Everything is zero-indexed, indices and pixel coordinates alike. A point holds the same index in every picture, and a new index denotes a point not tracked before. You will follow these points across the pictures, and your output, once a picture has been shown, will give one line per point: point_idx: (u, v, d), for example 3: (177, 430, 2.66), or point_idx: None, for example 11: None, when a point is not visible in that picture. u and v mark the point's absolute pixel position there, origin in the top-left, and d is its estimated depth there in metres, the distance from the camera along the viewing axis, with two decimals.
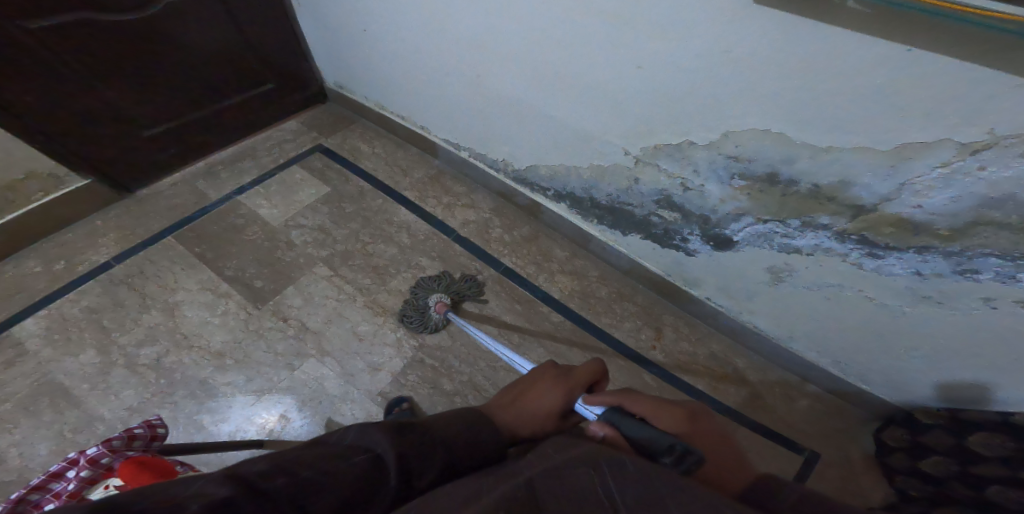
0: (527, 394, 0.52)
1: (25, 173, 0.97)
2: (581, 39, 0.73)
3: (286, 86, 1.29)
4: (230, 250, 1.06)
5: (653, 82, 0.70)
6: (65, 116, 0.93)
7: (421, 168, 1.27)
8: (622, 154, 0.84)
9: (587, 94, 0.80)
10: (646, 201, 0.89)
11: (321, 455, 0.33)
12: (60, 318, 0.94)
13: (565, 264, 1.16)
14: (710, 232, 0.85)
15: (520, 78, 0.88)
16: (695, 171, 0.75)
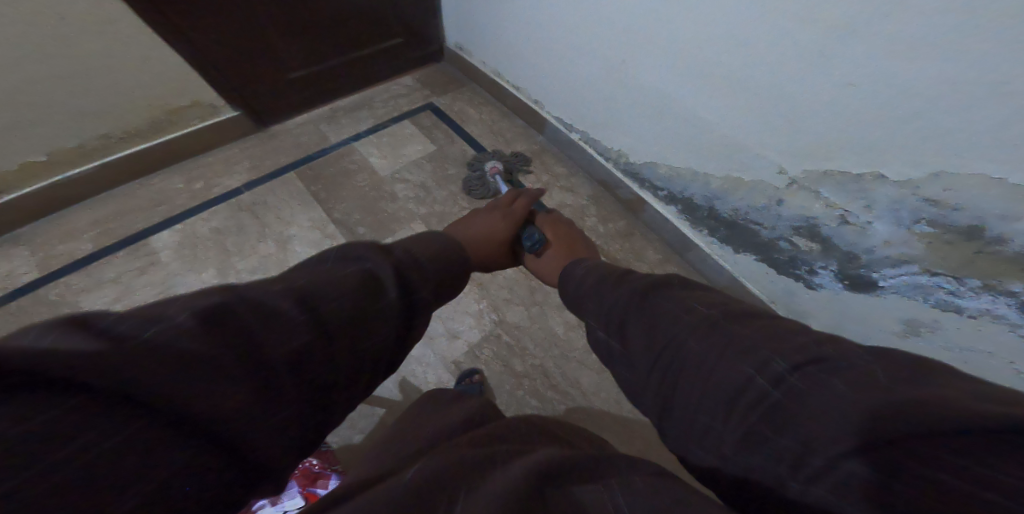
0: (471, 223, 0.79)
1: (190, 101, 1.03)
2: (782, 46, 0.66)
3: (412, 41, 1.27)
4: (340, 194, 1.09)
5: (851, 107, 0.63)
6: (226, 44, 0.97)
7: (525, 141, 1.24)
8: (775, 172, 0.78)
9: (761, 101, 0.74)
10: (780, 225, 0.83)
11: (332, 273, 0.42)
12: (191, 233, 1.01)
13: (656, 266, 1.11)
14: (850, 272, 0.78)
15: (681, 73, 0.82)
16: (868, 207, 0.68)
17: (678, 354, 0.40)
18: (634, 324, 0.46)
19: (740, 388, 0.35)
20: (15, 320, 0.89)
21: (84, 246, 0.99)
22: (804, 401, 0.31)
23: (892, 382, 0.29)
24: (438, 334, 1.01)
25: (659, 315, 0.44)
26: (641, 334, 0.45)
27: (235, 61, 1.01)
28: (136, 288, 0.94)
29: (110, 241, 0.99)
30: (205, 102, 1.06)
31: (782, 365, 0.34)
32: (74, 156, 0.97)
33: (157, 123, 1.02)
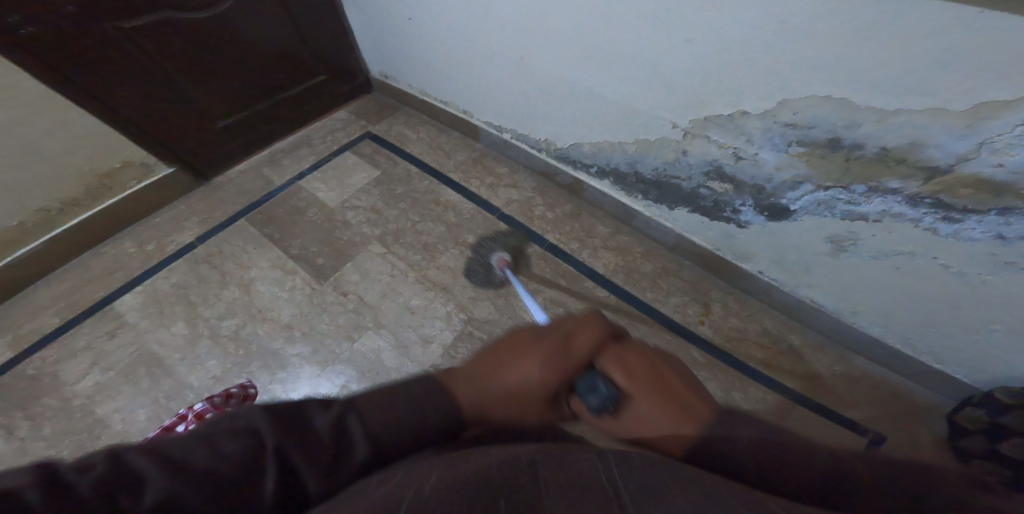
0: (497, 371, 0.44)
1: (121, 161, 1.08)
2: (631, 18, 0.75)
3: (336, 77, 1.35)
4: (295, 231, 1.14)
5: (701, 56, 0.72)
6: (150, 107, 1.03)
7: (463, 150, 1.31)
8: (670, 128, 0.86)
9: (635, 69, 0.82)
10: (694, 174, 0.91)
11: (188, 439, 0.31)
12: (153, 292, 1.05)
13: (608, 240, 1.18)
14: (764, 203, 0.85)
15: (566, 58, 0.90)
16: (750, 140, 0.76)
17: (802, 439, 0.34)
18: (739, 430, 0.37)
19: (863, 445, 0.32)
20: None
21: (49, 322, 1.01)
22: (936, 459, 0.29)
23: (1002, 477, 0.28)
24: (412, 342, 1.00)
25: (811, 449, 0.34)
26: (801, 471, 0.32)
27: (162, 118, 1.07)
28: (108, 354, 0.97)
29: (74, 314, 1.02)
30: (137, 161, 1.10)
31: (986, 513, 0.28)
32: (17, 234, 1.01)
33: (92, 190, 1.06)
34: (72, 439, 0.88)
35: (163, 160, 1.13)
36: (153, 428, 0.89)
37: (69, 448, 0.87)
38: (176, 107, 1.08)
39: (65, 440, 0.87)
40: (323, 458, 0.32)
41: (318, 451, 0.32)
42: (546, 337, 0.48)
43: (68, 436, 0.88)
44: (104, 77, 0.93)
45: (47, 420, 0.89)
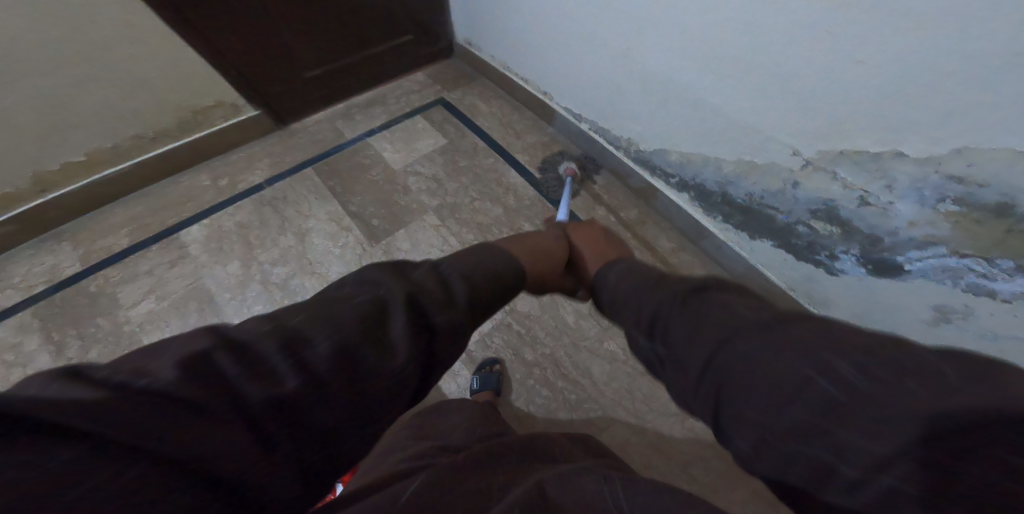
0: (522, 245, 0.68)
1: (215, 101, 1.10)
2: (786, 28, 0.68)
3: (423, 38, 1.31)
4: (356, 188, 1.13)
5: (866, 81, 0.63)
6: (248, 45, 1.04)
7: (535, 133, 1.26)
8: (789, 154, 0.79)
9: (773, 83, 0.74)
10: (797, 208, 0.83)
11: (322, 302, 0.39)
12: (217, 228, 1.08)
13: (669, 256, 1.11)
14: (873, 256, 0.77)
15: (692, 60, 0.84)
16: (889, 187, 0.68)
17: (720, 340, 0.40)
18: (644, 309, 0.50)
19: (756, 346, 0.37)
20: (52, 316, 0.97)
21: (119, 242, 1.06)
22: (780, 363, 0.34)
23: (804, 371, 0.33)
24: None
25: (705, 313, 0.43)
26: (682, 338, 0.43)
27: (250, 61, 1.07)
28: (167, 282, 1.01)
29: (142, 239, 1.07)
30: (228, 102, 1.12)
31: (846, 366, 0.31)
32: (108, 155, 1.05)
33: (184, 123, 1.10)
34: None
35: (253, 102, 1.15)
36: None
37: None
38: (270, 50, 1.08)
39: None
40: (433, 294, 0.43)
41: (425, 290, 0.43)
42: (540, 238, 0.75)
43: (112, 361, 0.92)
44: (206, 13, 0.93)
45: (95, 343, 0.94)
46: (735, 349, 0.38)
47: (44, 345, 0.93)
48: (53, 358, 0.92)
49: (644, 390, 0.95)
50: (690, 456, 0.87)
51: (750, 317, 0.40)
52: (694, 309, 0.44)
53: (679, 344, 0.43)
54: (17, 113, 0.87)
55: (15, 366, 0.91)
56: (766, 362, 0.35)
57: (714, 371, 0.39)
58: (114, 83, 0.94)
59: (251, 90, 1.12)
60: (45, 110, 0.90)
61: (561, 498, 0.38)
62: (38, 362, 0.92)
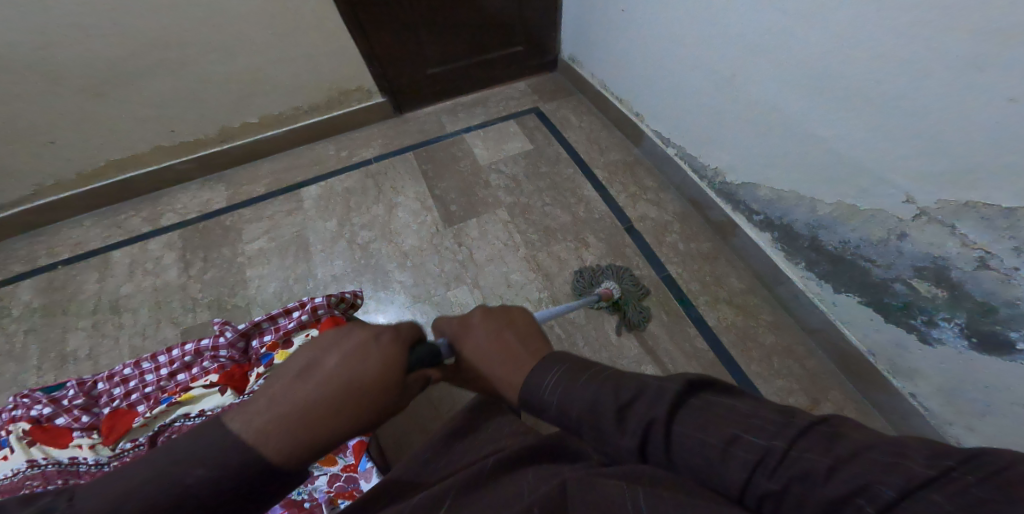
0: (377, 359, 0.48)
1: (356, 86, 1.31)
2: (920, 60, 0.65)
3: (533, 52, 1.42)
4: (444, 175, 1.25)
5: (1010, 124, 0.59)
6: (392, 40, 1.23)
7: (619, 152, 1.28)
8: (899, 201, 0.73)
9: (893, 119, 0.70)
10: (899, 264, 0.76)
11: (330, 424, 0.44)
12: (328, 190, 1.27)
13: (735, 295, 1.04)
14: (982, 328, 0.68)
15: (805, 90, 0.82)
16: (1018, 250, 0.61)
17: (735, 436, 0.39)
18: (618, 437, 0.43)
19: (771, 434, 0.38)
20: (192, 239, 1.22)
21: (255, 190, 1.31)
22: (800, 454, 0.36)
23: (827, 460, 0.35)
24: None
25: (712, 412, 0.41)
26: (691, 431, 0.41)
27: (389, 56, 1.26)
28: (279, 228, 1.22)
29: (273, 190, 1.30)
30: (366, 88, 1.33)
31: (888, 491, 0.32)
32: (271, 121, 1.31)
33: (330, 101, 1.32)
34: (219, 289, 1.13)
35: (381, 90, 1.35)
36: (277, 298, 1.10)
37: (213, 295, 1.12)
38: (404, 47, 1.26)
39: (214, 288, 1.13)
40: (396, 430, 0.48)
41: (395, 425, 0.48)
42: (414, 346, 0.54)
43: (220, 284, 1.13)
44: (371, 12, 1.14)
45: (213, 267, 1.16)
46: (752, 437, 0.38)
47: (176, 262, 1.18)
48: (181, 272, 1.16)
49: None
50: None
51: (753, 427, 0.39)
52: (683, 427, 0.41)
53: (683, 435, 0.41)
54: (217, 79, 1.15)
55: (150, 275, 1.16)
56: (787, 454, 0.36)
57: (755, 493, 0.37)
58: (285, 64, 1.18)
59: (380, 79, 1.31)
60: (235, 79, 1.17)
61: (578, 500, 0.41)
62: (167, 274, 1.16)
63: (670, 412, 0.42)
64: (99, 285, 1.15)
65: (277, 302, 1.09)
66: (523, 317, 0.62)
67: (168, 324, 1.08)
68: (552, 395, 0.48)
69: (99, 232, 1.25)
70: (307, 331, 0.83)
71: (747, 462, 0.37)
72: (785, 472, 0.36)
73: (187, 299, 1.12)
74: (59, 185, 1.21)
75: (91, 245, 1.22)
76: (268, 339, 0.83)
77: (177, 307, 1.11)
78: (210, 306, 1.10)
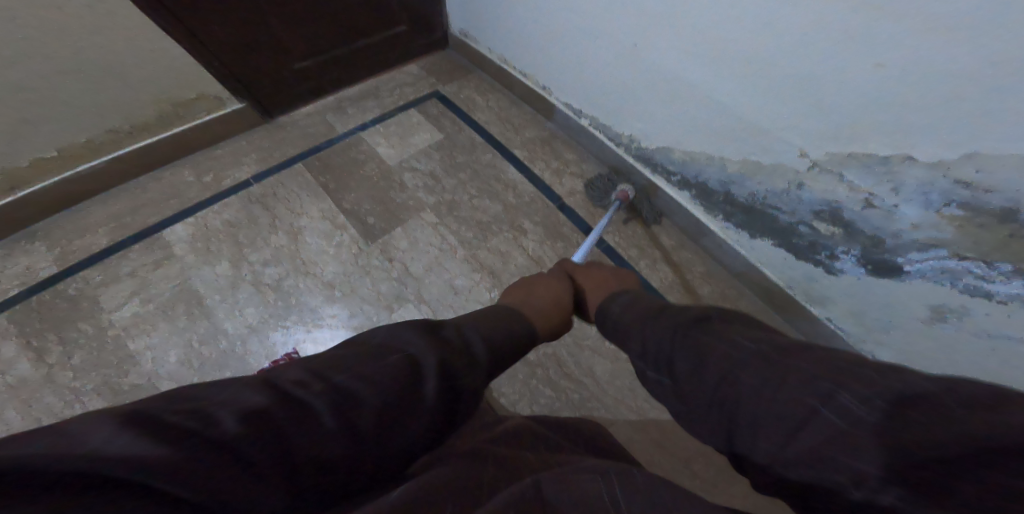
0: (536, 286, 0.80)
1: (197, 94, 1.05)
2: (799, 25, 0.67)
3: (417, 28, 1.26)
4: (350, 183, 1.09)
5: (878, 85, 0.64)
6: (241, 32, 0.99)
7: (533, 128, 1.23)
8: (796, 155, 0.80)
9: (783, 83, 0.75)
10: (802, 209, 0.85)
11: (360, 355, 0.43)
12: (204, 227, 1.03)
13: (670, 255, 1.13)
14: (875, 256, 0.80)
15: (699, 58, 0.84)
16: (896, 190, 0.70)
17: (712, 348, 0.44)
18: (649, 336, 0.52)
19: (750, 343, 0.42)
20: (25, 322, 0.91)
21: (98, 242, 1.01)
22: (759, 354, 0.40)
23: (782, 355, 0.39)
24: None
25: (700, 341, 0.46)
26: (684, 354, 0.46)
27: (234, 54, 1.01)
28: (152, 283, 0.96)
29: (126, 237, 1.01)
30: (210, 95, 1.07)
31: (846, 397, 0.32)
32: (83, 151, 0.99)
33: (163, 117, 1.04)
34: (100, 371, 0.87)
35: (239, 94, 1.10)
36: (180, 372, 0.88)
37: (97, 381, 0.86)
38: (259, 39, 1.03)
39: (92, 372, 0.87)
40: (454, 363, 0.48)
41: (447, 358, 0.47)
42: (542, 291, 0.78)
43: (97, 368, 0.87)
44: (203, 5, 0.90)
45: (76, 349, 0.89)
46: (724, 346, 0.43)
47: (24, 352, 0.88)
48: (36, 366, 0.86)
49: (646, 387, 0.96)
50: (693, 451, 0.89)
51: (741, 338, 0.43)
52: (699, 337, 0.46)
53: (674, 359, 0.47)
54: None
55: None
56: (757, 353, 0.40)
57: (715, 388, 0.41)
58: (90, 72, 0.88)
59: (236, 81, 1.07)
60: (18, 100, 0.84)
61: (556, 497, 0.34)
62: (1, 374, 0.86)
63: (689, 328, 0.48)
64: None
65: (181, 377, 0.88)
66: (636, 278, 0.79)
67: (49, 425, 0.82)
68: (615, 310, 0.64)
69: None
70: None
71: (712, 361, 0.43)
72: (740, 360, 0.40)
73: (65, 389, 0.85)
74: None
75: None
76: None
77: (55, 401, 0.84)
78: (101, 391, 0.85)
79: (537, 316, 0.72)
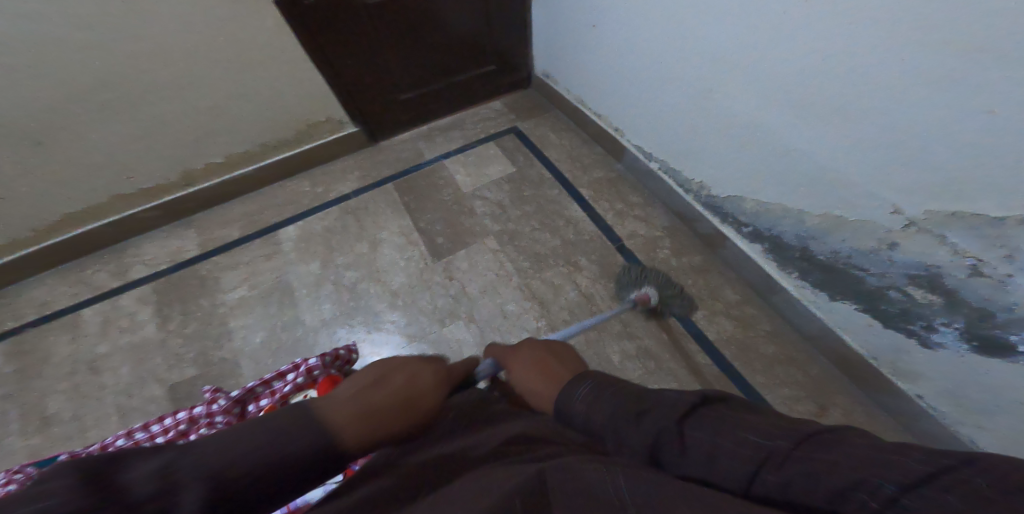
0: (410, 376, 0.55)
1: (326, 117, 1.26)
2: (894, 73, 0.65)
3: (504, 69, 1.39)
4: (427, 205, 1.22)
5: (989, 137, 0.59)
6: (359, 69, 1.18)
7: (603, 167, 1.27)
8: (887, 212, 0.74)
9: (874, 132, 0.70)
10: (892, 272, 0.77)
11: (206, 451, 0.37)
12: (306, 230, 1.22)
13: (732, 308, 1.07)
14: (982, 332, 0.70)
15: (780, 103, 0.81)
16: (1009, 256, 0.62)
17: (724, 422, 0.41)
18: (631, 433, 0.44)
19: (773, 429, 0.39)
20: (167, 291, 1.15)
21: (229, 234, 1.24)
22: (782, 438, 0.38)
23: (809, 440, 0.37)
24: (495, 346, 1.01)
25: (717, 422, 0.41)
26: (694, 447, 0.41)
27: (353, 88, 1.22)
28: (259, 273, 1.16)
29: (248, 233, 1.24)
30: (335, 119, 1.27)
31: (890, 487, 0.32)
32: (242, 158, 1.24)
33: (298, 134, 1.26)
34: (201, 343, 1.07)
35: (351, 120, 1.29)
36: (264, 351, 1.05)
37: (197, 350, 1.06)
38: (373, 76, 1.22)
39: (199, 341, 1.07)
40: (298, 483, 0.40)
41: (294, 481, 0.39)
42: (420, 382, 0.55)
43: (200, 339, 1.07)
44: (337, 43, 1.10)
45: (197, 318, 1.10)
46: (743, 424, 0.41)
47: (152, 317, 1.11)
48: (158, 328, 1.10)
49: None
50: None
51: (758, 423, 0.41)
52: (696, 432, 0.41)
53: (671, 447, 0.42)
54: (170, 120, 1.08)
55: (125, 333, 1.09)
56: (775, 432, 0.39)
57: (727, 468, 0.38)
58: (241, 97, 1.11)
59: (350, 110, 1.26)
60: (191, 117, 1.10)
61: (559, 483, 0.36)
62: (145, 330, 1.10)
63: (681, 423, 0.43)
64: (77, 345, 1.08)
65: (264, 355, 1.04)
66: (566, 348, 0.67)
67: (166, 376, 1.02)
68: (580, 406, 0.50)
69: (66, 289, 1.17)
70: (306, 392, 0.79)
71: (721, 432, 0.40)
72: (765, 446, 0.38)
73: (167, 356, 1.06)
74: (13, 243, 1.13)
75: (57, 305, 1.14)
76: (265, 402, 0.79)
77: (164, 362, 1.05)
78: (195, 361, 1.05)
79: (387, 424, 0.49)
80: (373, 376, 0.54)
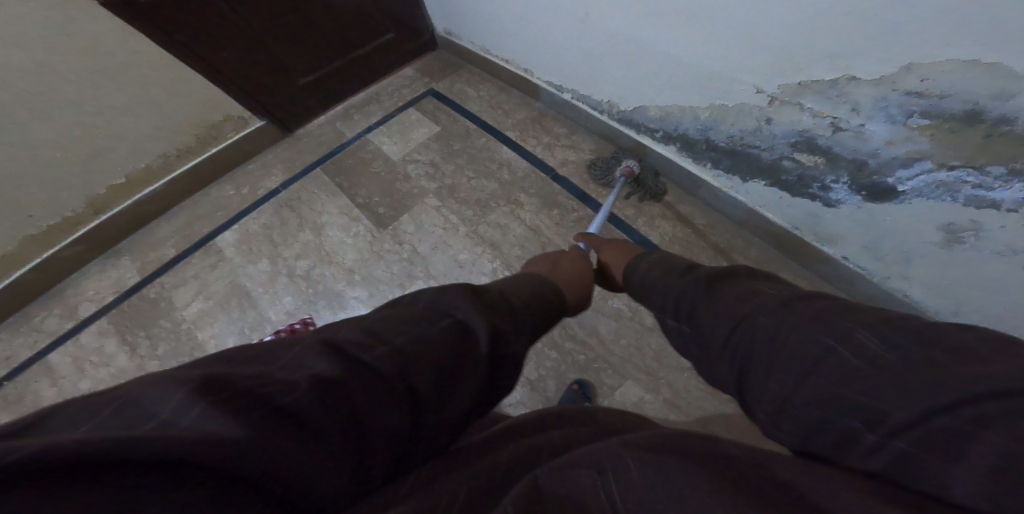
0: (557, 265, 0.78)
1: (224, 115, 1.22)
2: None
3: (404, 36, 1.39)
4: (360, 181, 1.23)
5: (800, 13, 0.67)
6: (248, 63, 1.16)
7: (523, 109, 1.31)
8: (753, 93, 0.82)
9: (720, 25, 0.78)
10: (777, 144, 0.85)
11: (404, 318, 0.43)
12: (245, 232, 1.20)
13: (668, 210, 1.15)
14: (864, 181, 0.78)
15: (641, 14, 0.87)
16: (855, 110, 0.70)
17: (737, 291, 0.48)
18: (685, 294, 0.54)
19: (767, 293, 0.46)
20: (122, 321, 1.11)
21: (166, 253, 1.20)
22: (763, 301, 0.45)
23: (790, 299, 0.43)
24: None
25: (723, 293, 0.49)
26: (704, 317, 0.49)
27: (247, 85, 1.19)
28: (210, 283, 1.14)
29: (187, 247, 1.20)
30: (235, 116, 1.24)
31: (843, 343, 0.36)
32: (145, 176, 1.19)
33: (201, 138, 1.22)
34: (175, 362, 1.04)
35: (256, 114, 1.26)
36: None
37: None
38: (266, 65, 1.20)
39: (173, 360, 1.04)
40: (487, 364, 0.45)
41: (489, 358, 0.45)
42: (569, 260, 0.82)
43: (175, 356, 1.05)
44: (211, 43, 1.06)
45: (161, 341, 1.07)
46: (744, 289, 0.48)
47: (120, 348, 1.07)
48: (129, 357, 1.06)
49: (653, 346, 1.00)
50: (710, 412, 0.92)
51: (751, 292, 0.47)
52: (715, 298, 0.49)
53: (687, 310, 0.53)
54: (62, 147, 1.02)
55: (101, 367, 1.05)
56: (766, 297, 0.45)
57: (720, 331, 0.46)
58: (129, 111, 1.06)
59: (252, 105, 1.23)
60: (79, 141, 1.04)
61: (550, 489, 0.33)
62: (118, 362, 1.05)
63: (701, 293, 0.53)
64: (45, 395, 1.03)
65: None
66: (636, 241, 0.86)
67: None
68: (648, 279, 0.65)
69: (21, 340, 1.10)
70: None
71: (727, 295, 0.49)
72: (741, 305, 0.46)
73: None
74: None
75: (15, 360, 1.08)
76: None
77: None
78: None
79: (564, 286, 0.73)
80: (544, 263, 0.80)
